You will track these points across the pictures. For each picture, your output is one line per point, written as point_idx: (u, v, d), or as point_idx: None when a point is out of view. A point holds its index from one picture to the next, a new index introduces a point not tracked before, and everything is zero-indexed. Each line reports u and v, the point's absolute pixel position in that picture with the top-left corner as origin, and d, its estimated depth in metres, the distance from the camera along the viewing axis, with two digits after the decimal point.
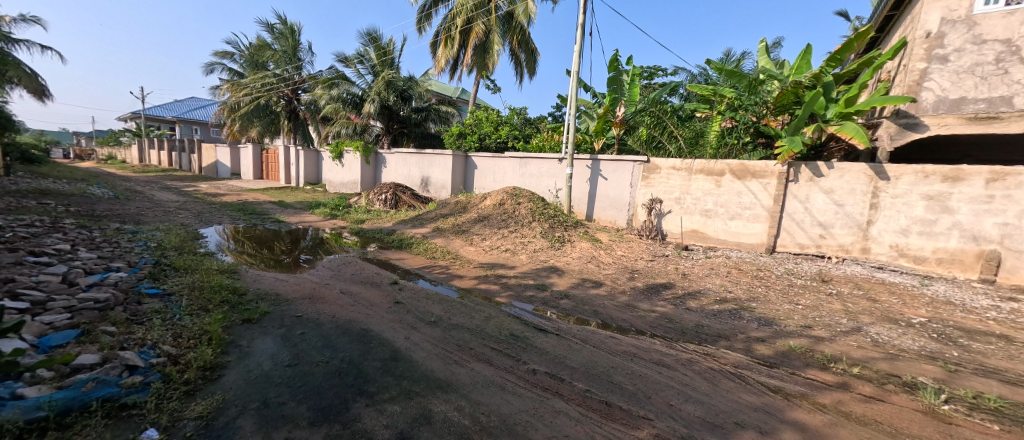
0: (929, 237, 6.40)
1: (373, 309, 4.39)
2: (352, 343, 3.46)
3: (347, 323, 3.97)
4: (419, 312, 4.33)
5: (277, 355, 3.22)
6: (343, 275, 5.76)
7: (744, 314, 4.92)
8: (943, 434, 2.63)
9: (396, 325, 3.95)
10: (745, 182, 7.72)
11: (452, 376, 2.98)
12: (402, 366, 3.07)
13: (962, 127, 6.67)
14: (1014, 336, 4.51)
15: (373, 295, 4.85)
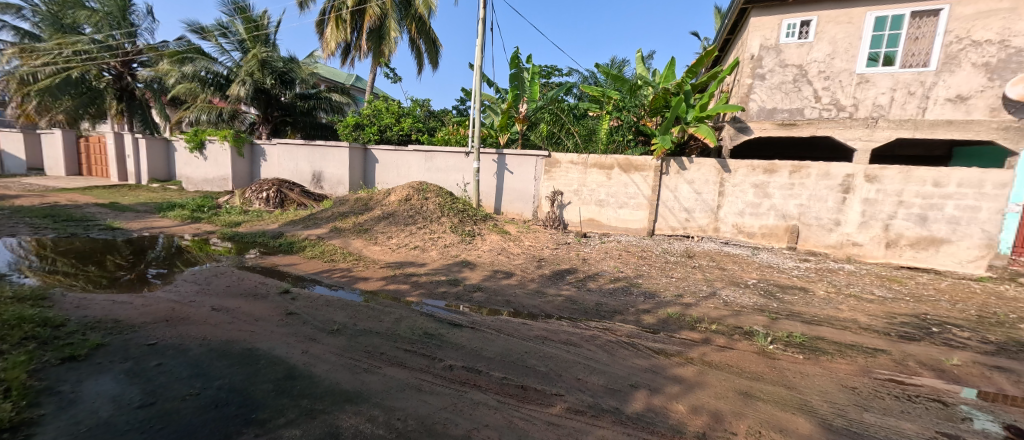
0: (756, 217, 8.17)
1: (260, 324, 3.82)
2: (232, 367, 2.94)
3: (223, 344, 3.37)
4: (318, 321, 3.91)
5: (121, 396, 2.53)
6: (215, 289, 4.85)
7: (633, 290, 5.65)
8: (768, 365, 3.41)
9: (291, 339, 3.49)
10: (630, 175, 8.81)
11: (358, 385, 2.69)
12: (300, 384, 2.70)
13: (775, 131, 8.69)
14: (808, 287, 6.10)
15: (258, 309, 4.21)
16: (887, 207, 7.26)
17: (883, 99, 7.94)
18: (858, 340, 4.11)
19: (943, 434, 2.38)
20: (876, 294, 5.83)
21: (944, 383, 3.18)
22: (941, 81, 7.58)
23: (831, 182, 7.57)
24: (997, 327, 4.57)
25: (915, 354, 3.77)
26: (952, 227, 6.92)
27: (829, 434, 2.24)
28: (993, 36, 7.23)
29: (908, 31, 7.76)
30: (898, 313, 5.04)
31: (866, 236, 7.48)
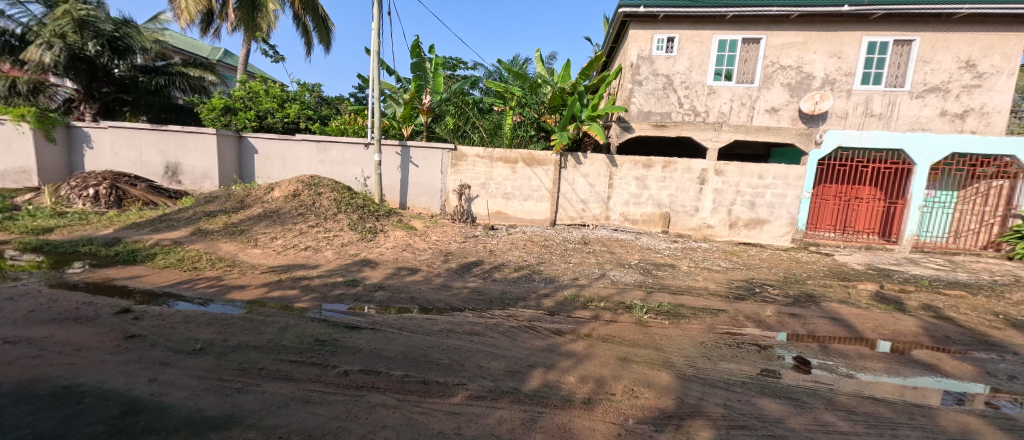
0: (638, 206, 9.32)
1: (83, 354, 2.91)
2: (40, 412, 2.15)
3: (24, 386, 2.45)
4: (175, 341, 3.16)
5: None
6: (10, 317, 3.69)
7: (534, 277, 6.03)
8: (642, 331, 4.01)
9: (132, 367, 2.72)
10: (533, 169, 9.26)
11: (229, 408, 2.23)
12: (145, 419, 2.09)
13: (651, 131, 9.98)
14: (676, 263, 7.24)
15: (79, 337, 3.21)
16: (730, 195, 8.96)
17: (726, 108, 9.71)
18: (708, 303, 5.07)
19: (759, 370, 3.08)
20: (723, 265, 7.19)
21: (764, 331, 4.12)
22: (762, 95, 9.56)
23: (692, 176, 9.02)
24: (796, 284, 6.07)
25: (744, 310, 4.80)
26: (771, 210, 8.87)
27: (682, 382, 2.74)
28: (793, 63, 9.36)
29: (740, 54, 9.58)
30: (736, 279, 6.32)
31: (717, 219, 9.12)
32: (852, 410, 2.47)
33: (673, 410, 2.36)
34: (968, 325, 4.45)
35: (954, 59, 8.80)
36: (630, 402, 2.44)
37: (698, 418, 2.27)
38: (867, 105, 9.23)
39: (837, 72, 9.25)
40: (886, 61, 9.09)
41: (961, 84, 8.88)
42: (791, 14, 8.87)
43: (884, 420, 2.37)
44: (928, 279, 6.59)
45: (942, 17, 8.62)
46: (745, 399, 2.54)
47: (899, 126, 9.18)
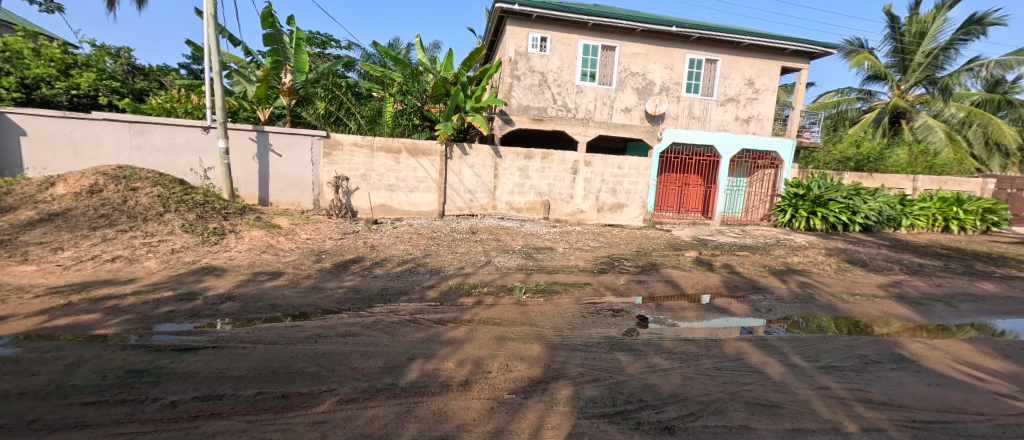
0: (522, 195, 9.82)
1: None
2: None
3: None
4: None
5: None
6: None
7: (418, 270, 5.88)
8: (519, 310, 4.29)
9: None
10: (418, 159, 8.96)
11: None
12: None
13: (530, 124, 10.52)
14: (554, 246, 7.89)
15: None
16: (598, 183, 10.13)
17: (591, 106, 10.88)
18: (577, 279, 5.69)
19: (612, 331, 3.60)
20: (591, 245, 8.13)
21: (625, 297, 4.86)
22: (618, 97, 10.96)
23: (565, 166, 9.89)
24: (644, 255, 7.23)
25: (604, 281, 5.53)
26: (628, 195, 10.32)
27: (549, 351, 3.04)
28: (639, 70, 10.93)
29: (601, 58, 10.82)
30: (602, 256, 7.22)
31: (587, 204, 10.20)
32: (672, 351, 3.09)
33: (540, 377, 2.61)
34: (749, 277, 5.97)
35: (743, 77, 11.41)
36: (504, 376, 2.61)
37: (560, 380, 2.56)
38: (691, 109, 11.36)
39: (670, 81, 11.14)
40: (701, 74, 11.30)
41: (747, 96, 11.56)
42: (637, 28, 10.34)
43: (692, 355, 3.03)
44: (730, 245, 8.57)
45: (736, 44, 11.07)
46: (597, 356, 2.95)
47: (709, 127, 11.52)
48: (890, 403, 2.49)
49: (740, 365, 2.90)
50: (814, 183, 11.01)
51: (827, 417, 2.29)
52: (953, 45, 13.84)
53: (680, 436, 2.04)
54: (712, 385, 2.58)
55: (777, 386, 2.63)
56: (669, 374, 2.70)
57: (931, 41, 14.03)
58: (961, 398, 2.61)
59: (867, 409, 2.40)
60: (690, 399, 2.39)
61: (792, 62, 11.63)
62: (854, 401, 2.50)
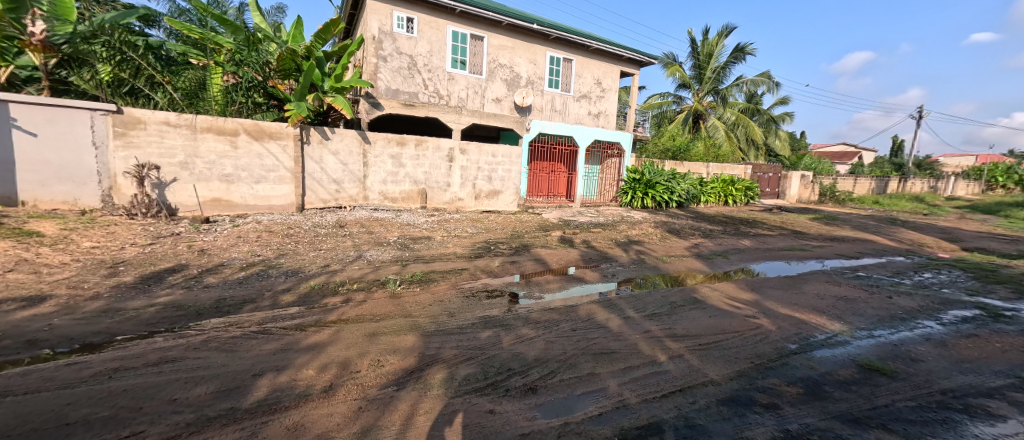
0: (396, 184, 9.31)
1: None
2: None
3: None
4: None
5: None
6: None
7: (270, 272, 5.08)
8: (392, 303, 4.13)
9: None
10: (263, 144, 7.63)
11: None
12: None
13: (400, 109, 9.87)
14: (432, 235, 7.74)
15: None
16: (474, 171, 10.27)
17: (463, 94, 10.93)
18: (454, 265, 5.75)
19: (488, 312, 3.75)
20: (469, 231, 8.25)
21: (502, 277, 5.15)
22: (488, 87, 11.25)
23: (441, 154, 9.74)
24: (518, 238, 7.70)
25: (479, 265, 5.72)
26: (502, 182, 10.76)
27: (422, 339, 3.03)
28: (506, 63, 11.38)
29: (470, 47, 10.88)
30: (480, 241, 7.40)
31: (465, 192, 10.27)
32: (537, 321, 3.41)
33: (413, 366, 2.58)
34: (601, 249, 6.95)
35: (592, 77, 12.92)
36: (374, 372, 2.51)
37: (434, 364, 2.60)
38: (553, 103, 12.38)
39: (534, 75, 11.92)
40: (559, 71, 12.37)
41: (596, 94, 13.15)
42: (503, 21, 10.68)
43: (553, 322, 3.40)
44: (588, 223, 9.76)
45: (586, 48, 12.44)
46: (470, 337, 3.05)
47: (568, 120, 12.74)
48: (688, 334, 3.27)
49: (590, 324, 3.39)
50: (646, 169, 13.30)
51: (648, 354, 2.88)
52: (727, 66, 18.24)
53: (543, 395, 2.30)
54: (569, 344, 2.95)
55: (616, 336, 3.17)
56: (533, 342, 2.98)
57: (716, 60, 18.16)
58: (728, 322, 3.59)
59: (674, 343, 3.11)
60: (550, 360, 2.70)
61: (629, 67, 13.68)
62: (667, 337, 3.20)
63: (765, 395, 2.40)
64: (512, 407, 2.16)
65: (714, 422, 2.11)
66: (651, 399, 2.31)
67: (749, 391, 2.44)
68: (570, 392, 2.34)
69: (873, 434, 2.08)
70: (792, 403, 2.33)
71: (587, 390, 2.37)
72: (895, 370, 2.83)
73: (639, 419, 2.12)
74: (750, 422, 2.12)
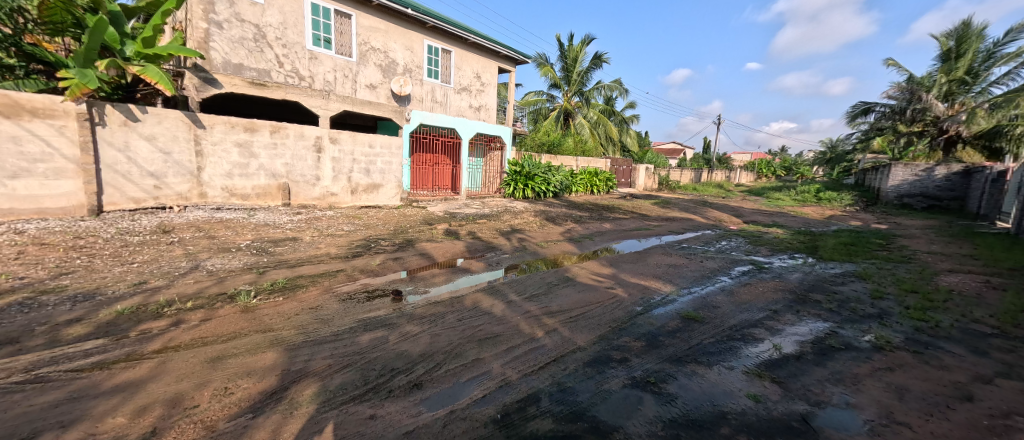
0: (247, 178, 7.99)
1: None
2: None
3: None
4: None
5: None
6: None
7: (45, 300, 3.70)
8: (247, 321, 3.38)
9: None
10: (21, 122, 5.44)
11: None
12: None
13: (246, 88, 8.26)
14: (297, 235, 6.82)
15: None
16: (348, 163, 9.38)
17: (331, 77, 9.90)
18: (326, 267, 5.21)
19: (371, 313, 3.52)
20: (344, 229, 7.52)
21: (388, 274, 4.92)
22: (361, 71, 10.42)
23: (306, 143, 8.66)
24: (401, 233, 7.36)
25: (359, 265, 5.32)
26: (382, 175, 10.09)
27: (288, 353, 2.70)
28: (380, 46, 10.65)
29: (335, 25, 9.85)
30: (357, 240, 6.82)
31: (339, 187, 9.34)
32: (423, 316, 3.35)
33: (274, 387, 2.28)
34: (486, 239, 7.13)
35: (471, 71, 13.01)
36: (218, 404, 2.12)
37: (303, 379, 2.35)
38: (433, 94, 12.09)
39: (411, 64, 11.44)
40: (438, 62, 12.12)
41: (476, 87, 13.29)
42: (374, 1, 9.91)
43: (439, 314, 3.38)
44: (472, 215, 9.90)
45: (464, 40, 12.43)
46: (346, 343, 2.83)
47: (450, 112, 12.61)
48: (561, 310, 3.63)
49: (475, 312, 3.47)
50: (525, 161, 14.05)
51: (527, 332, 3.10)
52: (589, 71, 20.40)
53: (428, 388, 2.28)
54: (454, 334, 2.98)
55: (499, 320, 3.33)
56: (418, 337, 2.93)
57: (580, 65, 20.11)
58: (593, 295, 4.09)
59: (549, 319, 3.41)
60: (435, 353, 2.69)
61: (506, 64, 14.18)
62: (543, 315, 3.48)
63: (618, 352, 2.82)
64: (394, 408, 2.09)
65: (581, 382, 2.40)
66: (529, 372, 2.50)
67: (607, 351, 2.84)
68: (455, 380, 2.37)
69: (691, 368, 2.64)
70: (638, 354, 2.80)
71: (472, 376, 2.44)
72: (704, 316, 3.63)
73: (519, 393, 2.28)
74: (608, 376, 2.47)
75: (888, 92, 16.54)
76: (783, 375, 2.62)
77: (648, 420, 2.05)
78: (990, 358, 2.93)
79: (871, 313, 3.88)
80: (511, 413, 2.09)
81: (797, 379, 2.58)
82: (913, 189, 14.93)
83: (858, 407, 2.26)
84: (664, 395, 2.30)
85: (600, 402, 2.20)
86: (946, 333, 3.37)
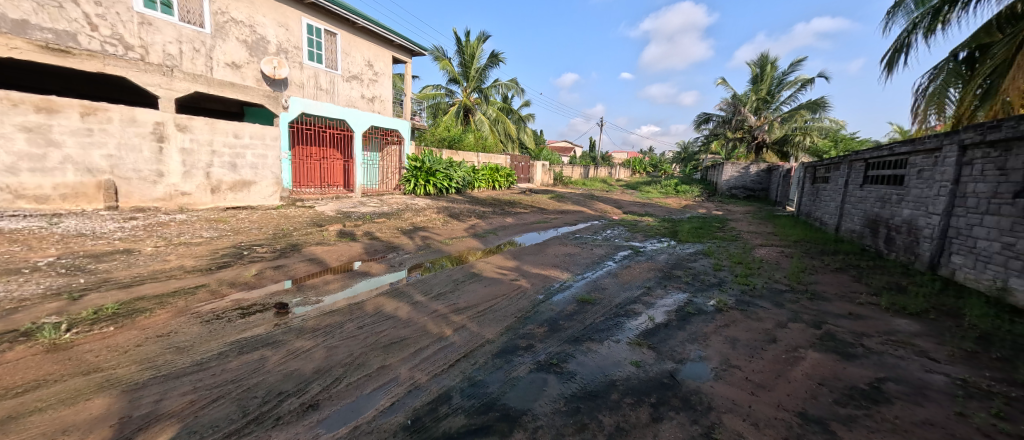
0: (47, 175, 6.20)
1: None
2: None
3: None
4: None
5: None
6: None
7: None
8: (61, 363, 2.44)
9: None
10: None
11: None
12: None
13: (36, 54, 6.37)
14: (133, 247, 5.18)
15: None
16: (203, 156, 7.94)
17: (172, 49, 8.38)
18: (180, 284, 3.97)
19: (246, 333, 2.95)
20: (204, 236, 6.04)
21: (269, 286, 4.10)
22: (217, 45, 9.00)
23: (140, 129, 7.08)
24: (283, 237, 6.36)
25: (227, 278, 4.23)
26: (254, 171, 8.79)
27: (130, 396, 2.16)
28: (244, 19, 9.32)
29: None
30: (220, 247, 5.44)
31: (192, 185, 7.82)
32: (315, 328, 3.04)
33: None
34: (385, 239, 6.77)
35: (362, 58, 12.11)
36: None
37: (158, 423, 1.96)
38: (316, 80, 10.93)
39: (287, 43, 10.22)
40: (322, 45, 11.02)
41: (368, 77, 12.43)
42: None
43: (336, 325, 3.13)
44: (369, 214, 9.30)
45: (352, 23, 11.45)
46: (217, 370, 2.42)
47: (338, 101, 11.57)
48: (468, 306, 3.67)
49: (378, 317, 3.31)
50: (426, 157, 13.65)
51: (436, 332, 3.07)
52: (486, 68, 20.67)
53: (326, 407, 2.11)
54: (356, 344, 2.81)
55: (405, 323, 3.23)
56: (312, 353, 2.67)
57: (477, 62, 20.27)
58: (498, 288, 4.24)
59: (457, 316, 3.42)
60: (333, 367, 2.50)
61: (401, 54, 13.55)
62: (451, 313, 3.48)
63: (524, 340, 2.99)
64: (286, 436, 1.89)
65: (490, 374, 2.48)
66: (439, 372, 2.49)
67: (514, 340, 2.98)
68: (358, 393, 2.24)
69: (586, 346, 2.93)
70: (541, 340, 3.00)
71: (377, 385, 2.33)
72: (596, 298, 4.04)
73: (430, 394, 2.26)
74: (515, 365, 2.60)
75: (719, 106, 20.49)
76: (657, 341, 3.08)
77: (552, 399, 2.23)
78: (787, 308, 3.88)
79: (714, 282, 4.81)
80: (421, 416, 2.07)
81: (667, 342, 3.06)
82: (737, 183, 18.67)
83: (708, 359, 2.79)
84: (565, 374, 2.52)
85: (509, 390, 2.31)
86: (763, 293, 4.35)
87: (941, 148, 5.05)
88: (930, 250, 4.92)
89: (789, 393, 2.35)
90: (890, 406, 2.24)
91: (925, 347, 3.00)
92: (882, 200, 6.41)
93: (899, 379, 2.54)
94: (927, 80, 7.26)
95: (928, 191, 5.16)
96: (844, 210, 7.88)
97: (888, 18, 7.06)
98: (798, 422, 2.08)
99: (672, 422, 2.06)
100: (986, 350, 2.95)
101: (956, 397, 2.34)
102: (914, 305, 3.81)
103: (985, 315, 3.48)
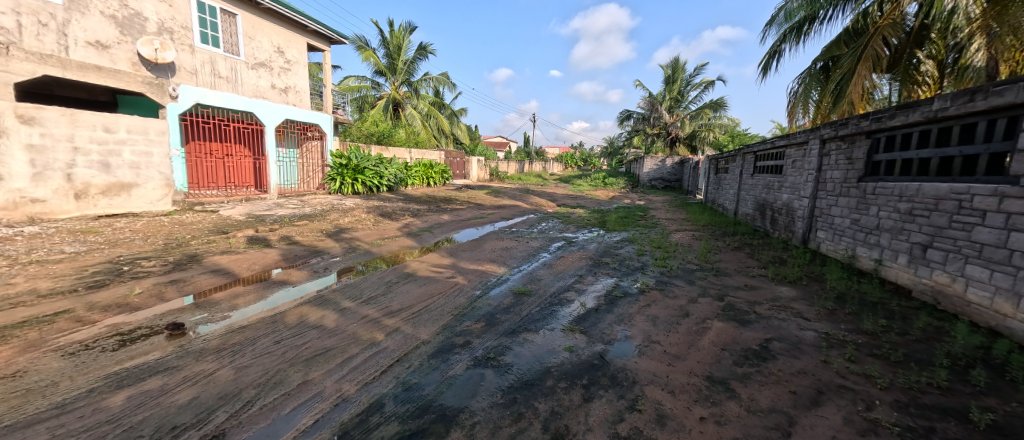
0: None
1: None
2: None
3: None
4: None
5: None
6: None
7: None
8: None
9: None
10: None
11: None
12: None
13: None
14: None
15: None
16: (62, 154, 6.61)
17: (5, 22, 6.84)
18: (35, 312, 3.27)
19: (131, 363, 2.52)
20: (66, 251, 5.06)
21: (161, 306, 3.52)
22: (72, 20, 7.56)
23: None
24: (177, 248, 5.58)
25: (102, 301, 3.57)
26: (135, 172, 7.55)
27: None
28: None
29: None
30: (90, 264, 4.61)
31: (46, 190, 6.49)
32: (220, 349, 2.72)
33: None
34: (307, 243, 6.28)
35: (270, 43, 10.95)
36: None
37: None
38: (213, 66, 9.68)
39: (171, 22, 8.94)
40: (219, 26, 9.78)
41: (278, 65, 11.29)
42: None
43: (247, 341, 2.83)
44: (287, 217, 8.52)
45: (255, 5, 10.30)
46: (89, 410, 2.05)
47: (243, 91, 10.38)
48: (402, 307, 3.56)
49: (300, 329, 3.06)
50: (352, 154, 12.82)
51: (367, 338, 2.93)
52: (414, 61, 19.95)
53: (234, 435, 1.91)
54: (272, 361, 2.57)
55: (332, 332, 3.03)
56: (216, 376, 2.38)
57: (405, 54, 19.49)
58: (433, 287, 4.16)
59: (390, 319, 3.29)
60: (243, 390, 2.26)
61: (316, 42, 12.53)
62: (383, 317, 3.34)
63: (462, 337, 2.97)
64: None
65: (426, 376, 2.43)
66: (369, 381, 2.37)
67: (450, 338, 2.94)
68: (275, 415, 2.06)
69: (523, 337, 3.00)
70: (478, 335, 3.00)
71: (297, 404, 2.15)
72: (532, 290, 4.14)
73: (359, 405, 2.15)
74: (452, 363, 2.58)
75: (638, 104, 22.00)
76: (588, 325, 3.25)
77: (489, 393, 2.25)
78: (697, 285, 4.33)
79: (637, 266, 5.20)
80: (350, 430, 1.97)
81: (597, 326, 3.24)
82: (656, 174, 20.28)
83: (632, 338, 3.00)
84: (501, 367, 2.55)
85: (445, 390, 2.28)
86: (678, 273, 4.81)
87: (808, 142, 5.94)
88: (803, 227, 5.80)
89: (698, 360, 2.63)
90: (775, 362, 2.60)
91: (800, 309, 3.54)
92: (767, 187, 7.41)
93: (781, 338, 2.96)
94: (796, 84, 8.54)
95: (800, 178, 6.05)
96: (740, 196, 8.96)
97: (765, 30, 8.08)
98: (706, 385, 2.34)
99: (601, 400, 2.19)
100: (842, 307, 3.57)
101: (822, 348, 2.79)
102: (792, 274, 4.48)
103: (842, 278, 4.21)
